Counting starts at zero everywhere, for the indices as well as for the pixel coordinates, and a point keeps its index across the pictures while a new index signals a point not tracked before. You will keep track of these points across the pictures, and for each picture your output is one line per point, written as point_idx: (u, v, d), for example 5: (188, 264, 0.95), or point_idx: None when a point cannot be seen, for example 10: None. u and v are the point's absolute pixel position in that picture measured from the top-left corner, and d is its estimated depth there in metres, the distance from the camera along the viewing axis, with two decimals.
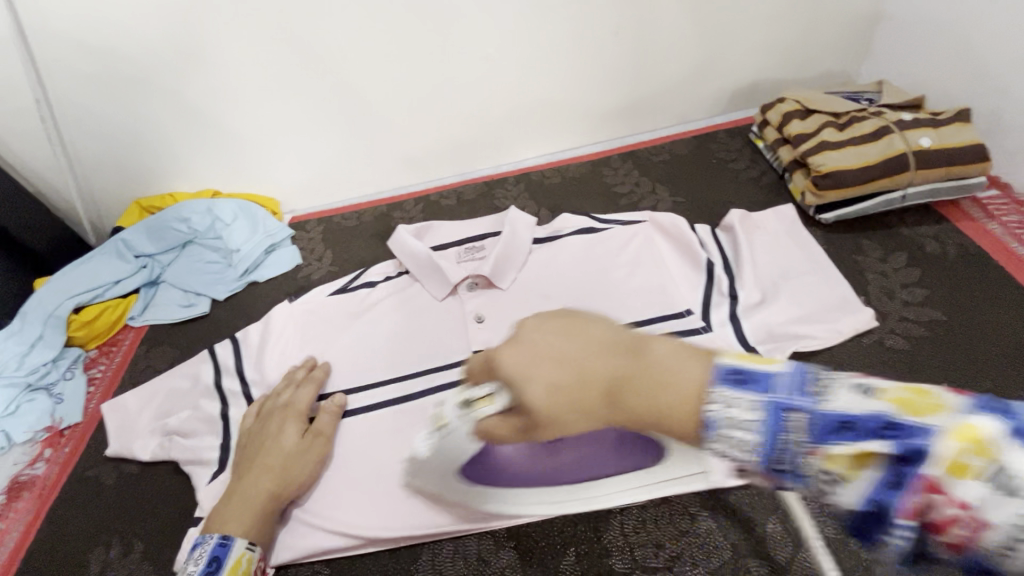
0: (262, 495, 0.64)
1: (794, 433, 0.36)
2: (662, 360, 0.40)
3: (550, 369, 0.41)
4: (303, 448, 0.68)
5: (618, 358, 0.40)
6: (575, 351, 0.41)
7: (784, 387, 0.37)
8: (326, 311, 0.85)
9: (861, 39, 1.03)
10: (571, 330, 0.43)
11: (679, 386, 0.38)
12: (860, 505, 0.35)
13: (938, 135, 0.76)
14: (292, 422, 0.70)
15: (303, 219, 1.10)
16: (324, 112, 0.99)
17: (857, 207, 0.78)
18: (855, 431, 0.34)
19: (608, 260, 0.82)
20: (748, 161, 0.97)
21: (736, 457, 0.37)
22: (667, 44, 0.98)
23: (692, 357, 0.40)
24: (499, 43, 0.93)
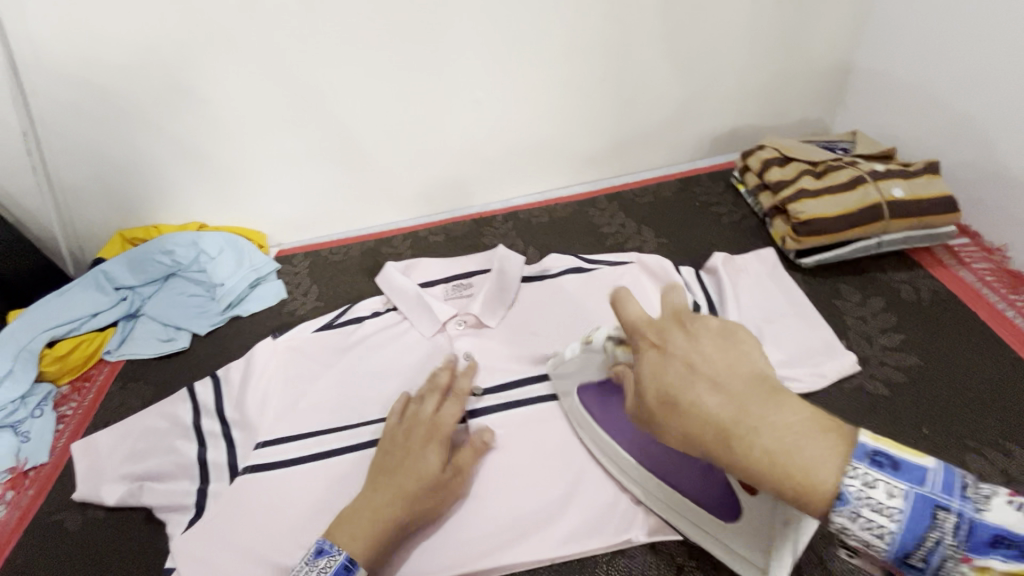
0: (392, 521, 0.60)
1: (943, 534, 0.36)
2: (793, 413, 0.39)
3: (675, 378, 0.43)
4: (443, 480, 0.64)
5: (752, 392, 0.40)
6: (702, 362, 0.42)
7: (930, 482, 0.37)
8: (311, 348, 0.84)
9: (835, 92, 1.08)
10: (721, 345, 0.43)
11: (802, 447, 0.38)
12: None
13: (909, 186, 0.79)
14: (435, 442, 0.66)
15: (290, 253, 1.09)
16: (317, 149, 1.00)
17: (835, 253, 0.81)
18: (1013, 548, 0.35)
19: (595, 300, 0.84)
20: (730, 204, 1.00)
21: (863, 538, 0.37)
22: (651, 92, 1.02)
23: (829, 440, 0.38)
24: (490, 88, 0.97)
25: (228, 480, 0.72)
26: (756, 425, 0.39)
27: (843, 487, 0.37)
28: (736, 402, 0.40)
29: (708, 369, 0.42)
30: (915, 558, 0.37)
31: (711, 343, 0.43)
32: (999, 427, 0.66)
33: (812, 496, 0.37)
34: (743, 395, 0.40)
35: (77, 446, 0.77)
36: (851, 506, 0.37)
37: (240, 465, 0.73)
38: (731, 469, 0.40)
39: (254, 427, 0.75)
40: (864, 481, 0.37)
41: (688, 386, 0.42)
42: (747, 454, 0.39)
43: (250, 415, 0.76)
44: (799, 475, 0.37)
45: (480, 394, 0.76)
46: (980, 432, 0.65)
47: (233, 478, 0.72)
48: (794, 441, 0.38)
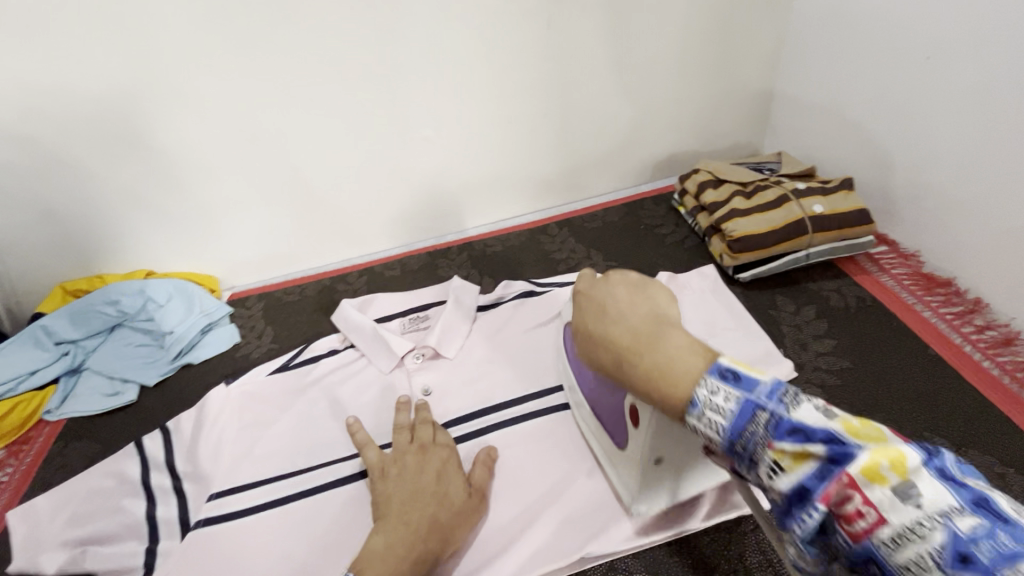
0: (427, 556, 0.57)
1: (758, 426, 0.39)
2: (676, 341, 0.44)
3: (594, 319, 0.50)
4: (468, 507, 0.64)
5: (643, 326, 0.46)
6: (613, 306, 0.50)
7: (761, 389, 0.39)
8: (267, 391, 0.83)
9: (760, 116, 1.17)
10: (633, 295, 0.50)
11: (672, 364, 0.42)
12: (789, 490, 0.37)
13: (828, 202, 0.85)
14: (453, 472, 0.66)
15: (243, 295, 1.08)
16: (268, 191, 1.00)
17: (768, 266, 0.86)
18: (806, 435, 0.37)
19: (549, 324, 0.86)
20: (673, 225, 1.04)
21: (706, 435, 0.41)
22: (593, 124, 1.07)
23: (697, 356, 0.42)
24: (438, 125, 1.00)
25: (180, 536, 0.70)
26: (642, 348, 0.45)
27: (696, 394, 0.41)
28: (631, 332, 0.46)
29: (617, 311, 0.49)
30: (738, 445, 0.39)
31: (625, 295, 0.50)
32: (923, 422, 0.71)
33: (679, 403, 0.41)
34: (636, 326, 0.47)
35: (13, 514, 0.72)
36: (701, 410, 0.40)
37: (192, 519, 0.70)
38: (625, 387, 0.46)
39: (209, 478, 0.73)
40: (710, 388, 0.40)
41: (600, 323, 0.49)
42: (633, 372, 0.45)
43: (203, 465, 0.74)
44: (668, 389, 0.42)
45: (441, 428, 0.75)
46: (907, 428, 0.70)
47: (185, 534, 0.69)
48: (671, 359, 0.43)
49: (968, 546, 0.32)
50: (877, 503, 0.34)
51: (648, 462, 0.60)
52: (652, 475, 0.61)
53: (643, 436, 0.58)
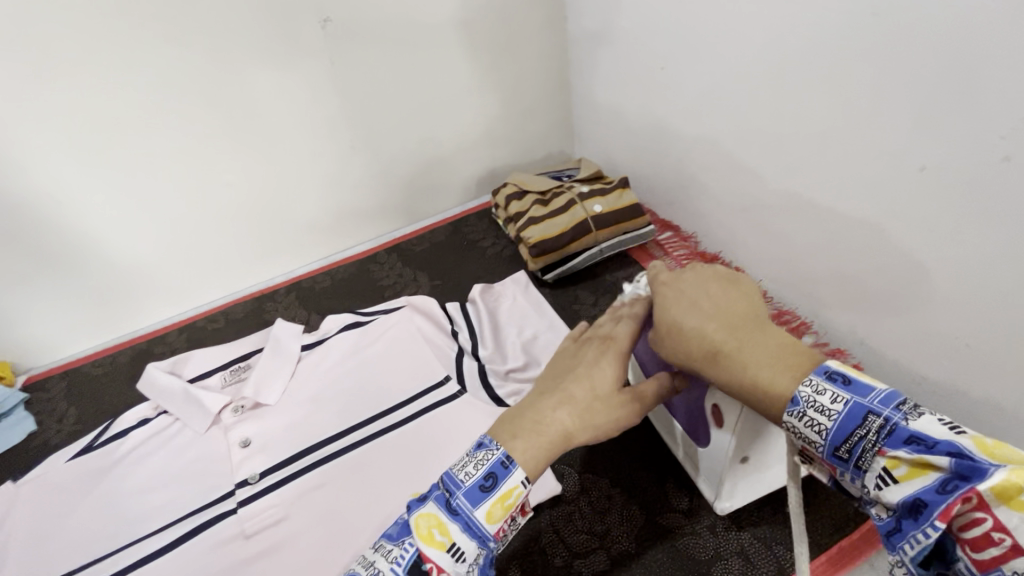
0: (556, 432, 0.50)
1: (867, 431, 0.40)
2: (779, 338, 0.49)
3: (685, 304, 0.54)
4: (616, 404, 0.53)
5: (743, 322, 0.51)
6: (707, 299, 0.53)
7: (874, 394, 0.41)
8: (60, 479, 0.75)
9: (566, 126, 1.27)
10: (727, 290, 0.54)
11: (767, 364, 0.47)
12: (903, 502, 0.37)
13: (607, 200, 0.94)
14: (610, 359, 0.55)
15: (43, 376, 0.98)
16: (48, 260, 0.91)
17: (567, 265, 0.93)
18: (924, 445, 0.37)
19: (373, 351, 0.85)
20: (493, 238, 1.10)
21: (804, 434, 0.43)
22: (403, 149, 1.10)
23: (801, 357, 0.47)
24: (237, 169, 0.97)
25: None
26: (736, 345, 0.49)
27: (798, 392, 0.44)
28: (728, 328, 0.50)
29: (713, 302, 0.53)
30: (842, 451, 0.41)
31: (719, 288, 0.54)
32: None
33: (777, 399, 0.45)
34: (732, 323, 0.51)
35: None
36: (799, 406, 0.43)
37: None
38: (717, 381, 0.51)
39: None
40: (815, 388, 0.43)
41: (697, 311, 0.52)
42: (726, 368, 0.49)
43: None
44: (764, 384, 0.46)
45: (256, 480, 0.72)
46: None
47: None
48: (762, 360, 0.47)
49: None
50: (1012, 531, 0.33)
51: (734, 462, 0.57)
52: (737, 473, 0.58)
53: (728, 438, 0.56)
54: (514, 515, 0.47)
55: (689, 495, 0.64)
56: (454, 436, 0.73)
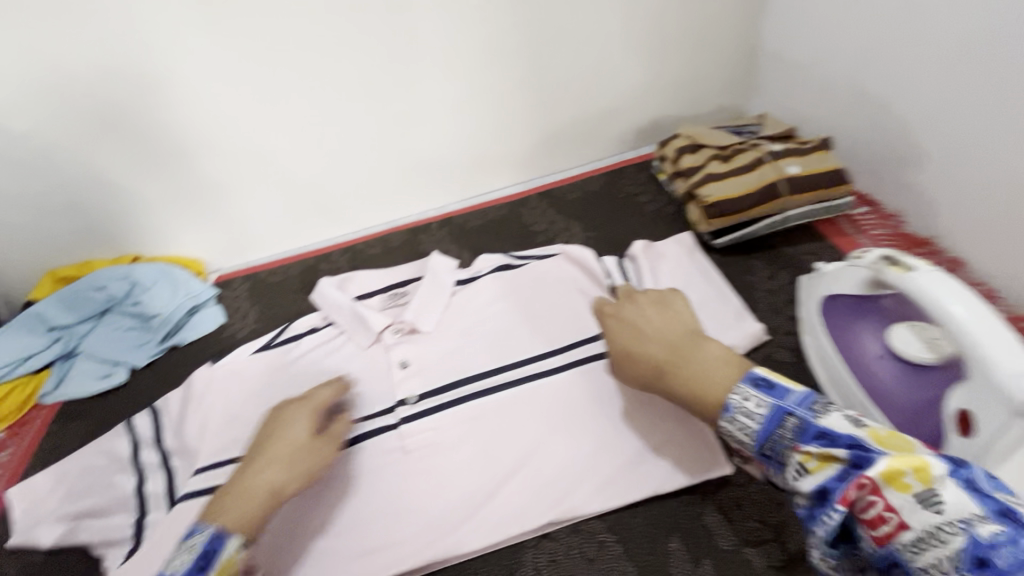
0: (264, 490, 0.59)
1: (786, 430, 0.50)
2: (712, 353, 0.59)
3: (639, 337, 0.65)
4: (312, 448, 0.63)
5: (681, 340, 0.62)
6: (647, 327, 0.66)
7: (790, 398, 0.51)
8: (247, 372, 0.84)
9: (746, 76, 1.14)
10: (665, 315, 0.66)
11: (705, 375, 0.57)
12: (812, 490, 0.46)
13: (804, 162, 0.83)
14: (305, 419, 0.66)
15: (229, 277, 1.10)
16: (243, 171, 1.00)
17: (745, 231, 0.85)
18: (830, 440, 0.47)
19: (529, 295, 0.83)
20: (653, 193, 1.03)
21: (740, 438, 0.52)
22: (569, 89, 1.05)
23: (730, 365, 0.57)
24: (411, 99, 0.98)
25: (167, 508, 0.73)
26: (682, 364, 0.59)
27: (728, 400, 0.54)
28: (670, 348, 0.62)
29: (653, 331, 0.65)
30: (767, 448, 0.51)
31: (658, 315, 0.66)
32: None
33: (712, 406, 0.55)
34: (673, 344, 0.62)
35: (13, 490, 0.76)
36: (732, 413, 0.53)
37: (179, 493, 0.74)
38: (675, 394, 0.60)
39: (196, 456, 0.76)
40: (743, 396, 0.53)
41: (645, 341, 0.64)
42: (678, 381, 0.59)
43: (189, 442, 0.78)
44: (703, 393, 0.56)
45: (414, 402, 0.74)
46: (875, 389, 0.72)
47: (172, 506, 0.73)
48: (702, 374, 0.57)
49: (983, 553, 0.38)
50: (898, 509, 0.42)
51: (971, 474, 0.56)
52: None
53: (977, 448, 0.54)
54: None
55: None
56: (615, 395, 0.72)
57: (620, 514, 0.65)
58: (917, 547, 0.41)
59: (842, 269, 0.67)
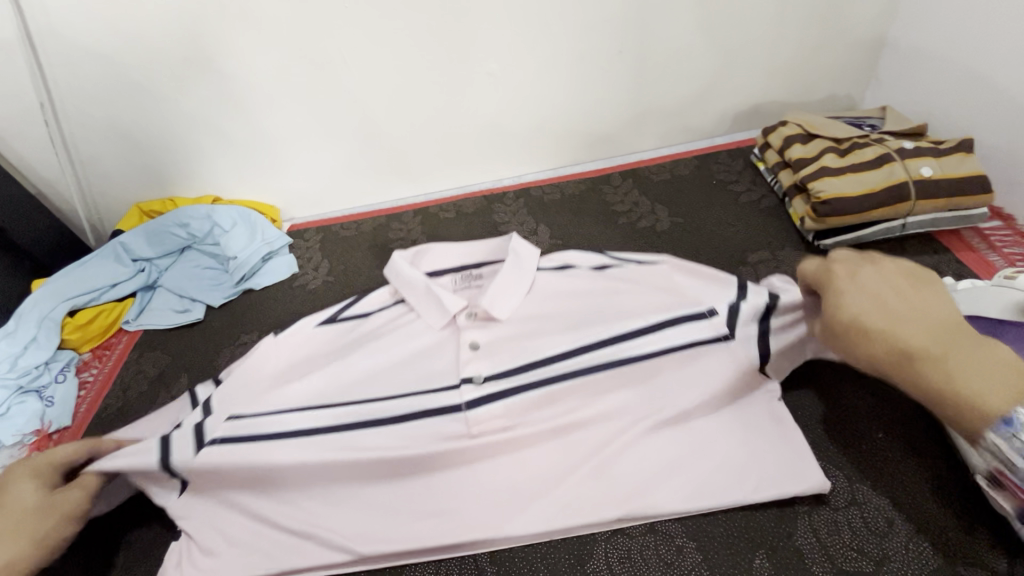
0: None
1: None
2: (988, 353, 0.50)
3: (882, 307, 0.54)
4: (52, 505, 0.61)
5: (942, 327, 0.51)
6: (895, 300, 0.54)
7: None
8: (313, 346, 0.76)
9: (866, 64, 1.04)
10: (915, 289, 0.54)
11: (978, 379, 0.48)
12: None
13: (939, 164, 0.75)
14: (26, 479, 0.62)
15: (302, 227, 1.10)
16: (328, 122, 0.99)
17: (857, 233, 0.78)
18: None
19: (627, 296, 0.72)
20: (748, 183, 0.97)
21: (1010, 456, 0.48)
22: (672, 64, 0.98)
23: (1015, 375, 0.48)
24: (503, 60, 0.94)
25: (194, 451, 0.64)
26: (946, 358, 0.50)
27: (1013, 414, 0.47)
28: (931, 334, 0.51)
29: (902, 306, 0.53)
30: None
31: (907, 289, 0.55)
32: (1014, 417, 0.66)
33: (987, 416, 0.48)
34: (933, 329, 0.51)
35: None
36: (1013, 428, 0.47)
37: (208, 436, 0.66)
38: (917, 388, 0.52)
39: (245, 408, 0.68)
40: None
41: (889, 314, 0.53)
42: (934, 377, 0.50)
43: (236, 392, 0.70)
44: (975, 402, 0.48)
45: (481, 382, 0.67)
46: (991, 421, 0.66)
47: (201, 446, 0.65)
48: (975, 379, 0.48)
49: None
50: None
51: None
52: None
53: None
54: None
55: (1007, 558, 0.56)
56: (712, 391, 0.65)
57: (702, 520, 0.63)
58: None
59: (998, 290, 0.64)
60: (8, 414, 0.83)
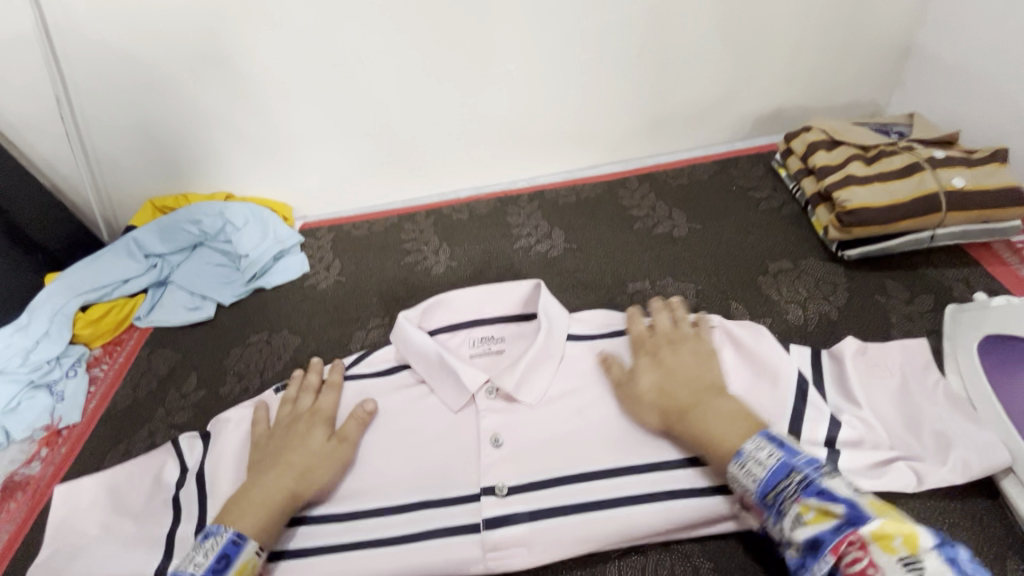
0: (281, 497, 0.59)
1: (791, 483, 0.50)
2: (719, 406, 0.58)
3: (654, 369, 0.64)
4: (335, 454, 0.63)
5: (702, 390, 0.61)
6: (669, 358, 0.65)
7: (801, 457, 0.51)
8: None
9: (893, 68, 1.01)
10: (697, 355, 0.65)
11: (717, 428, 0.56)
12: (806, 540, 0.47)
13: (971, 175, 0.73)
14: (319, 426, 0.65)
15: (314, 225, 1.09)
16: (343, 121, 0.98)
17: (883, 245, 0.75)
18: (830, 497, 0.47)
19: None
20: (769, 190, 0.94)
21: (745, 483, 0.52)
22: (692, 67, 0.96)
23: (740, 427, 0.56)
24: (520, 60, 0.92)
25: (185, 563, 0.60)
26: (696, 412, 0.59)
27: (743, 449, 0.54)
28: (686, 392, 0.61)
29: (674, 367, 0.64)
30: (769, 497, 0.51)
31: (689, 349, 0.66)
32: None
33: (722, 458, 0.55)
34: (690, 389, 0.61)
35: (59, 489, 0.68)
36: (743, 460, 0.53)
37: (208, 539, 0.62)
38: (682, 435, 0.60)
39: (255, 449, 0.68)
40: (758, 448, 0.53)
41: (662, 375, 0.63)
42: (691, 427, 0.58)
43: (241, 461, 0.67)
44: (713, 444, 0.56)
45: (505, 494, 0.61)
46: None
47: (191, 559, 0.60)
48: (713, 426, 0.57)
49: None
50: (886, 567, 0.43)
51: None
52: None
53: None
54: None
55: None
56: None
57: (720, 540, 0.61)
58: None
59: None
60: (18, 409, 0.83)
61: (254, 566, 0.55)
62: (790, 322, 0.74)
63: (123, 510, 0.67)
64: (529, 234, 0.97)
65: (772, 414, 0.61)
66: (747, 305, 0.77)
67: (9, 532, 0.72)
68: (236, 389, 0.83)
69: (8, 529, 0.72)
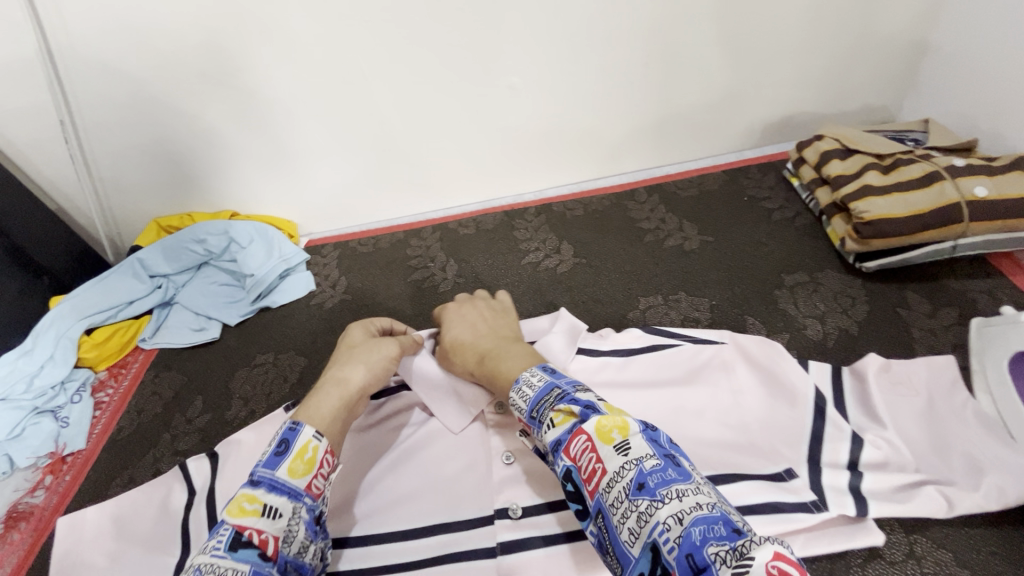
0: (339, 382, 0.60)
1: (551, 398, 0.50)
2: (510, 351, 0.62)
3: (463, 331, 0.69)
4: (375, 344, 0.65)
5: (494, 343, 0.66)
6: (474, 321, 0.71)
7: (563, 379, 0.52)
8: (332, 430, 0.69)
9: (905, 73, 1.00)
10: (495, 318, 0.72)
11: (505, 365, 0.60)
12: (552, 442, 0.47)
13: (994, 183, 0.70)
14: (357, 329, 0.69)
15: (320, 243, 1.08)
16: (348, 137, 0.97)
17: (903, 256, 0.74)
18: (574, 401, 0.48)
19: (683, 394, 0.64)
20: (782, 200, 0.93)
21: (519, 406, 0.53)
22: (699, 76, 0.95)
23: (524, 362, 0.60)
24: (525, 73, 0.91)
25: None
26: (492, 358, 0.63)
27: (521, 377, 0.56)
28: (483, 346, 0.66)
29: (477, 329, 0.69)
30: (534, 412, 0.51)
31: (490, 317, 0.72)
32: None
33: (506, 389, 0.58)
34: (486, 344, 0.66)
35: (62, 521, 0.66)
36: (521, 385, 0.54)
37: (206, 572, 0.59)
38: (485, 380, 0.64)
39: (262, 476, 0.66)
40: (532, 377, 0.55)
41: (466, 336, 0.68)
42: (489, 370, 0.62)
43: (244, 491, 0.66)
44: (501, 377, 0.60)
45: (519, 514, 0.59)
46: None
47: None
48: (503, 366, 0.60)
49: (644, 477, 0.40)
50: (603, 457, 0.43)
51: None
52: None
53: None
54: (323, 467, 0.52)
55: None
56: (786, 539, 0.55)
57: None
58: (612, 488, 0.41)
59: None
60: (22, 436, 0.82)
61: (316, 449, 0.52)
62: (809, 337, 0.72)
63: (128, 542, 0.65)
64: (537, 248, 0.95)
65: (795, 436, 0.59)
66: (763, 319, 0.76)
67: (13, 565, 0.70)
68: (242, 414, 0.81)
69: (12, 561, 0.71)
